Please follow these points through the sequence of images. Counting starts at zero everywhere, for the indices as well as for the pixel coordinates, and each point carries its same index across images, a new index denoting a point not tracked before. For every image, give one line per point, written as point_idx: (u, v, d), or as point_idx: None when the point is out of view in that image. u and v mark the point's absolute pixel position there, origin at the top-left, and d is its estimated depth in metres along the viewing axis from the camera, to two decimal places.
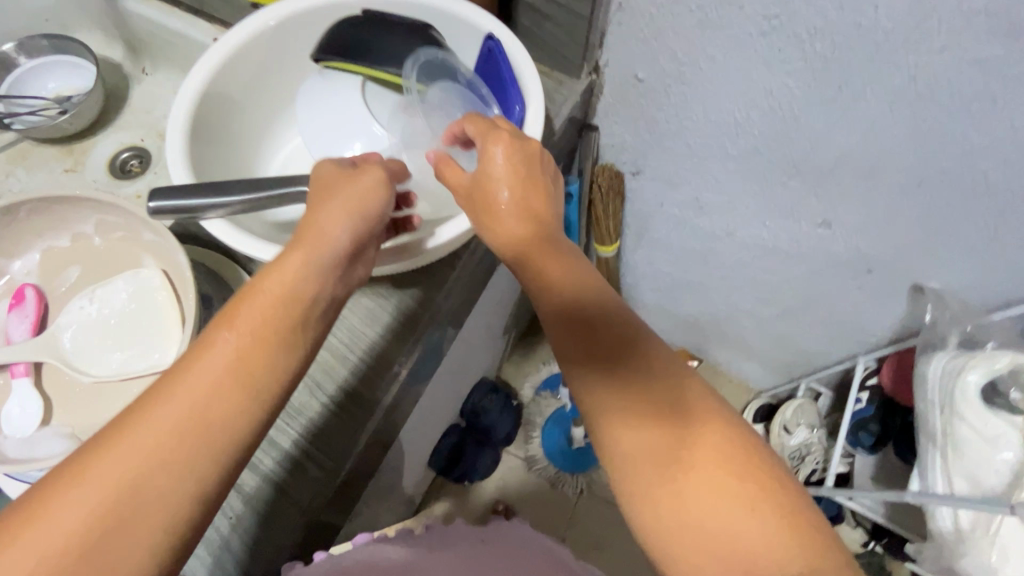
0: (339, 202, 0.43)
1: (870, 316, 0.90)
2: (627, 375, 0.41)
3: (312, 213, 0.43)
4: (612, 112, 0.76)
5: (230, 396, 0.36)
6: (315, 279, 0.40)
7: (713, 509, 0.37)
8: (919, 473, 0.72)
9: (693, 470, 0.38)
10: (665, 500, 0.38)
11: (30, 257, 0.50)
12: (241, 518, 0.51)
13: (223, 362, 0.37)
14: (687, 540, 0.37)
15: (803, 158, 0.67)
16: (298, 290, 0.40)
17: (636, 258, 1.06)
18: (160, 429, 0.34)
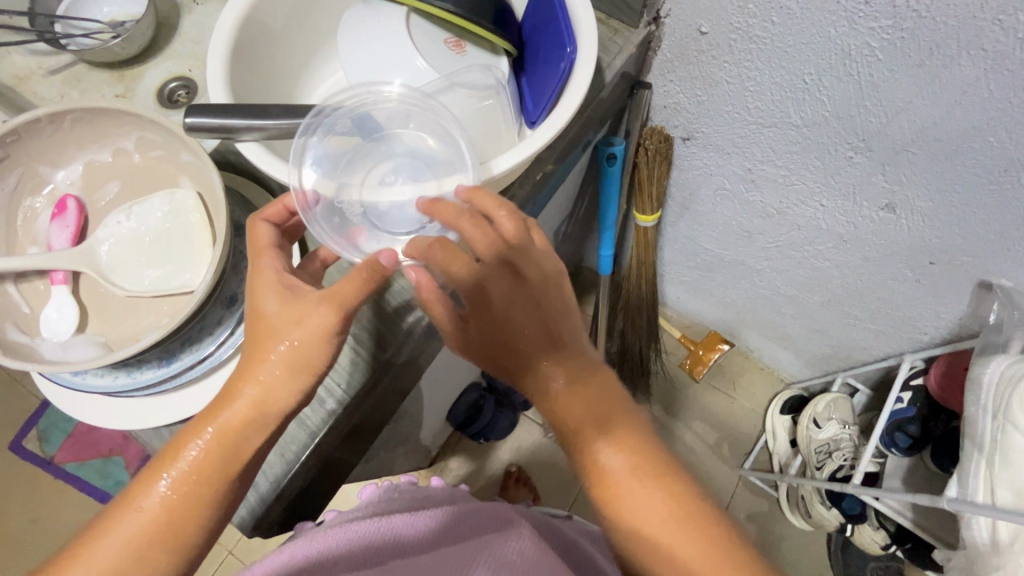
0: (288, 347, 0.42)
1: (925, 312, 0.84)
2: (594, 414, 0.48)
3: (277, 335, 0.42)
4: (668, 70, 0.72)
5: (178, 520, 0.40)
6: (281, 387, 0.42)
7: (656, 524, 0.45)
8: (958, 478, 0.68)
9: (646, 490, 0.46)
10: (621, 513, 0.46)
11: (73, 168, 0.50)
12: (281, 476, 0.51)
13: (174, 482, 0.40)
14: (639, 547, 0.45)
15: (874, 130, 0.62)
16: (267, 407, 0.42)
17: (677, 231, 1.02)
18: (132, 531, 0.39)
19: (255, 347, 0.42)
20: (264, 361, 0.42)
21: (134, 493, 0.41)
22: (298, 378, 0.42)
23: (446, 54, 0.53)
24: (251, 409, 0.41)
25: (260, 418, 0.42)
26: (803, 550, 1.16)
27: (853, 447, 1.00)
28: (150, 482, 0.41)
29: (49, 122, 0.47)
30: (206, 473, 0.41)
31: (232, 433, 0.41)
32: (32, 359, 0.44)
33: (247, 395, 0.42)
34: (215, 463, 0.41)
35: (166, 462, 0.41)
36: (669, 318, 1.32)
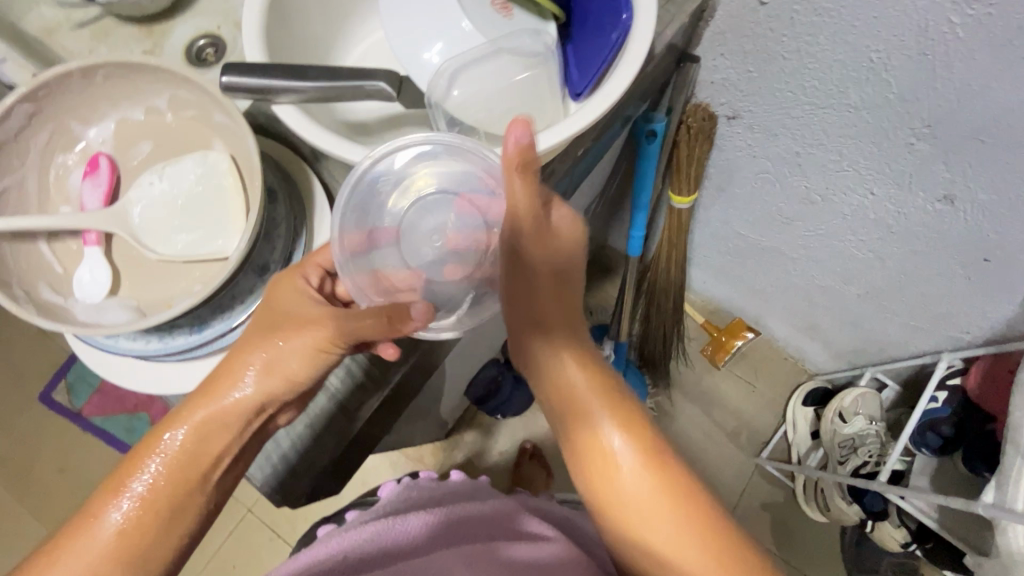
0: (262, 356, 0.43)
1: (971, 311, 0.80)
2: (605, 396, 0.50)
3: (258, 346, 0.43)
4: (720, 42, 0.67)
5: (143, 533, 0.40)
6: (257, 394, 0.43)
7: (664, 515, 0.46)
8: (996, 484, 0.65)
9: (654, 475, 0.47)
10: (630, 500, 0.47)
11: (105, 125, 0.49)
12: (304, 443, 0.51)
13: (137, 492, 0.40)
14: (647, 534, 0.46)
15: (943, 115, 0.58)
16: (240, 415, 0.43)
17: (710, 215, 0.99)
18: (97, 542, 0.39)
19: (235, 351, 0.44)
20: (247, 366, 0.43)
21: (97, 503, 0.40)
22: (274, 384, 0.43)
23: (494, 17, 0.49)
24: (211, 415, 0.42)
25: (228, 425, 0.43)
26: (815, 543, 1.16)
27: (880, 444, 0.98)
28: (110, 496, 0.40)
29: (82, 77, 0.45)
30: (167, 482, 0.41)
31: (192, 441, 0.42)
32: (66, 320, 0.43)
33: (215, 402, 0.42)
34: (178, 472, 0.41)
35: (132, 471, 0.41)
36: (693, 302, 1.29)
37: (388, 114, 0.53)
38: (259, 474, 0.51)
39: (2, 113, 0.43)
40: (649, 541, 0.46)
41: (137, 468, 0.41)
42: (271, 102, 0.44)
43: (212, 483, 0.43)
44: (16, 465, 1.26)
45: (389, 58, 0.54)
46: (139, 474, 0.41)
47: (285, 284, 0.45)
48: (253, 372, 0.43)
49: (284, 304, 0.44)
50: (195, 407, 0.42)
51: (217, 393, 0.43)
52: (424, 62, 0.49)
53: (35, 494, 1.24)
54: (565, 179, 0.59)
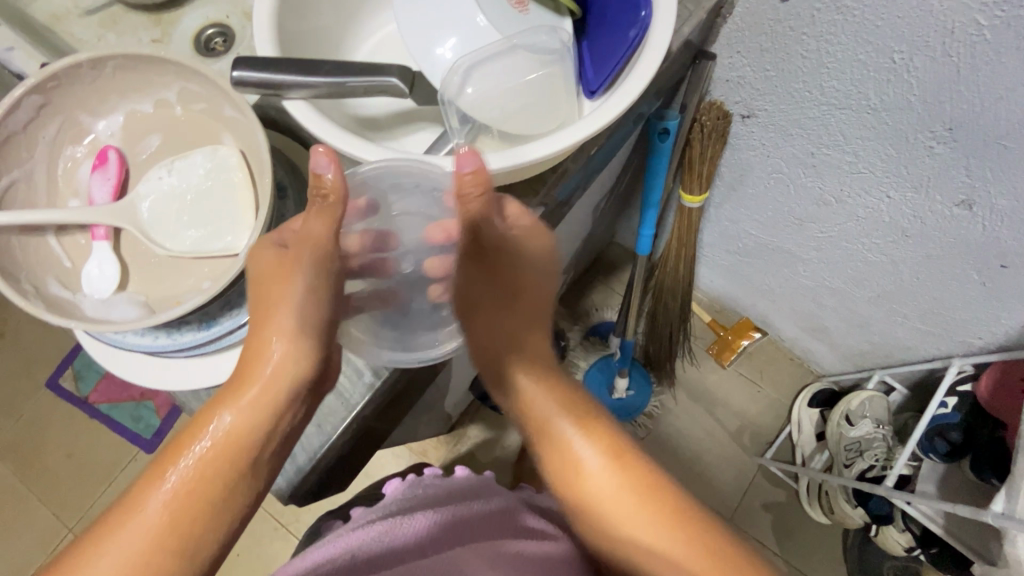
0: (290, 334, 0.43)
1: (984, 317, 0.79)
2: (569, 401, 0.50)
3: (269, 330, 0.44)
4: (737, 39, 0.66)
5: (198, 510, 0.38)
6: (296, 365, 0.43)
7: (639, 518, 0.46)
8: (1006, 493, 0.64)
9: (626, 476, 0.48)
10: (602, 504, 0.47)
11: (114, 118, 0.49)
12: (320, 451, 0.51)
13: (188, 472, 0.39)
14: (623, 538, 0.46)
15: (966, 118, 0.56)
16: (287, 385, 0.43)
17: (721, 214, 0.98)
18: (146, 528, 0.37)
19: (257, 329, 0.44)
20: (280, 338, 0.43)
21: (138, 493, 0.38)
22: (307, 356, 0.44)
23: (508, 11, 0.48)
24: (259, 400, 0.42)
25: (273, 404, 0.42)
26: (817, 544, 1.16)
27: (886, 448, 0.97)
28: (153, 482, 0.38)
29: (91, 68, 0.45)
30: (219, 464, 0.40)
31: (243, 423, 0.41)
32: (74, 315, 0.43)
33: (262, 374, 0.42)
34: (229, 457, 0.40)
35: (177, 452, 0.40)
36: (700, 301, 1.29)
37: (399, 110, 0.52)
38: (279, 479, 0.52)
39: (10, 104, 0.42)
40: (627, 543, 0.46)
41: (183, 449, 0.40)
42: (282, 97, 0.44)
43: (263, 458, 0.42)
44: (23, 451, 1.27)
45: (401, 53, 0.53)
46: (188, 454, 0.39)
47: (258, 256, 0.44)
48: (282, 350, 0.43)
49: (277, 281, 0.44)
50: (240, 390, 0.42)
51: (256, 370, 0.43)
52: (437, 58, 0.48)
53: (42, 479, 1.25)
54: (576, 177, 0.58)
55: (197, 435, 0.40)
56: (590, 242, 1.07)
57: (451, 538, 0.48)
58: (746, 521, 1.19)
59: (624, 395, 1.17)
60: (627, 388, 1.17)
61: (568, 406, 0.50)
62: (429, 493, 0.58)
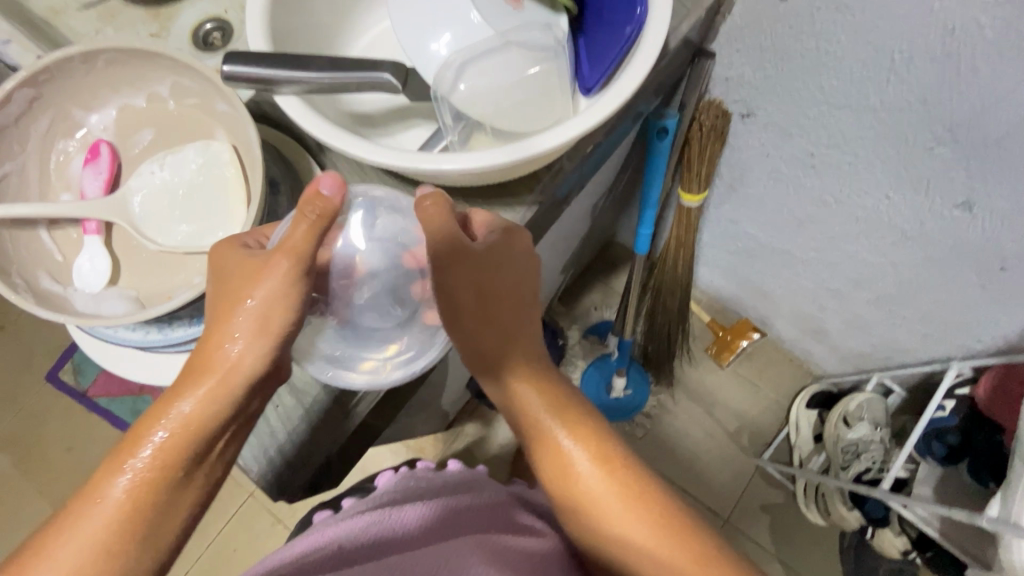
0: (248, 320, 0.39)
1: (984, 320, 0.79)
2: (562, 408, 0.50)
3: (224, 321, 0.40)
4: (737, 38, 0.66)
5: (157, 501, 0.37)
6: (258, 355, 0.39)
7: (628, 520, 0.46)
8: (1002, 497, 0.64)
9: (616, 480, 0.48)
10: (592, 508, 0.48)
11: (106, 112, 0.49)
12: (312, 446, 0.51)
13: (144, 466, 0.37)
14: (612, 539, 0.47)
15: (966, 119, 0.56)
16: (246, 375, 0.39)
17: (720, 214, 0.97)
18: (100, 523, 0.35)
19: (214, 318, 0.40)
20: (238, 325, 0.39)
21: (94, 485, 0.36)
22: (270, 345, 0.40)
23: (503, 8, 0.48)
24: (219, 388, 0.39)
25: (233, 392, 0.39)
26: (814, 545, 1.16)
27: (884, 451, 0.96)
28: (111, 472, 0.36)
29: (83, 62, 0.44)
30: (178, 454, 0.37)
31: (204, 413, 0.38)
32: (65, 309, 0.43)
33: (220, 363, 0.39)
34: (187, 447, 0.38)
35: (133, 446, 0.37)
36: (699, 301, 1.28)
37: (393, 107, 0.52)
38: (267, 474, 0.51)
39: (2, 98, 0.42)
40: (615, 542, 0.47)
41: (138, 443, 0.37)
42: (274, 93, 0.44)
43: (220, 448, 0.40)
44: (22, 443, 1.28)
45: (397, 49, 0.53)
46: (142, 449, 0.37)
47: (219, 252, 0.41)
48: (242, 337, 0.39)
49: (243, 262, 0.40)
50: (198, 378, 0.39)
51: (212, 360, 0.39)
52: (431, 54, 0.48)
53: (41, 472, 1.26)
54: (573, 175, 0.58)
55: (155, 425, 0.38)
56: (589, 241, 1.07)
57: (442, 532, 0.48)
58: (743, 521, 1.18)
59: (622, 394, 1.17)
60: (625, 387, 1.17)
61: (553, 406, 0.49)
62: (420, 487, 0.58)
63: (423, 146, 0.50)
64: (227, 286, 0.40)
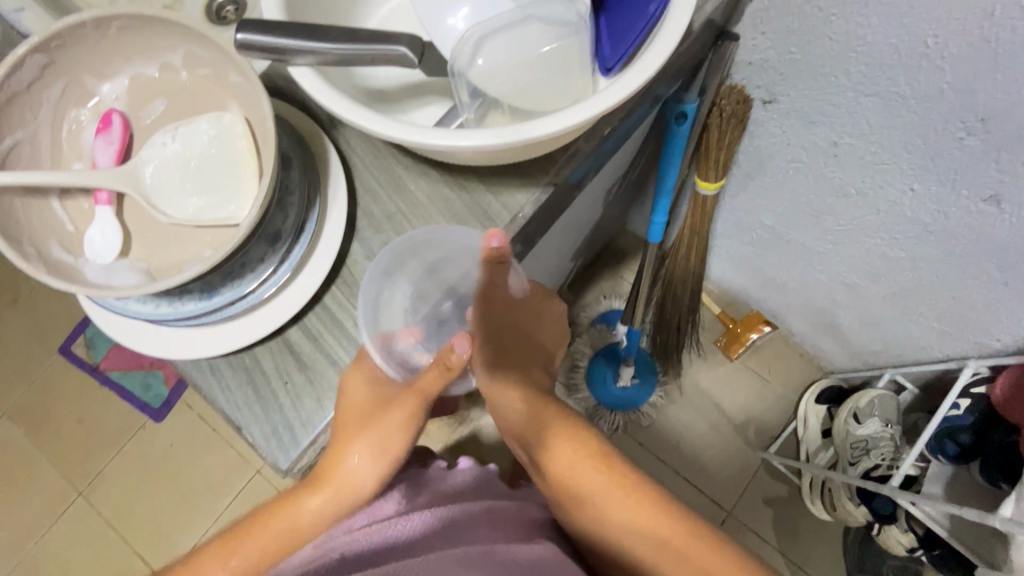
0: (368, 442, 0.45)
1: (1003, 318, 0.77)
2: (557, 415, 0.52)
3: (347, 436, 0.46)
4: (762, 20, 0.64)
5: None
6: (371, 475, 0.46)
7: (619, 501, 0.48)
8: (1016, 498, 0.62)
9: (606, 465, 0.50)
10: (588, 495, 0.49)
11: (118, 81, 0.48)
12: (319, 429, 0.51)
13: (248, 557, 0.43)
14: (606, 522, 0.48)
15: (999, 109, 0.54)
16: (359, 493, 0.45)
17: (736, 203, 0.95)
18: None
19: (340, 431, 0.47)
20: (358, 446, 0.45)
21: (209, 559, 0.43)
22: (379, 467, 0.46)
23: None
24: (331, 500, 0.45)
25: (342, 510, 0.45)
26: (816, 540, 1.16)
27: (894, 447, 0.94)
28: (221, 556, 0.43)
29: (95, 28, 0.44)
30: (283, 557, 0.43)
31: (313, 521, 0.44)
32: (76, 280, 0.43)
33: (339, 480, 0.45)
34: (290, 548, 0.43)
35: (244, 538, 0.44)
36: (710, 292, 1.27)
37: (408, 83, 0.51)
38: (275, 453, 0.50)
39: (14, 63, 0.42)
40: (607, 522, 0.48)
41: (248, 536, 0.44)
42: (288, 63, 0.43)
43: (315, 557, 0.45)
44: (36, 415, 1.30)
45: (413, 23, 0.52)
46: (252, 543, 0.43)
47: (358, 378, 0.48)
48: (362, 459, 0.45)
49: (373, 394, 0.47)
50: (318, 486, 0.45)
51: (332, 477, 0.45)
52: (448, 28, 0.47)
53: (53, 443, 1.28)
54: (589, 160, 0.56)
55: (271, 519, 0.44)
56: (601, 228, 1.06)
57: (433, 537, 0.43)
58: (747, 515, 1.18)
59: (629, 383, 1.16)
60: (632, 376, 1.15)
61: (553, 415, 0.52)
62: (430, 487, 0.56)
63: (439, 123, 0.49)
64: (353, 412, 0.47)
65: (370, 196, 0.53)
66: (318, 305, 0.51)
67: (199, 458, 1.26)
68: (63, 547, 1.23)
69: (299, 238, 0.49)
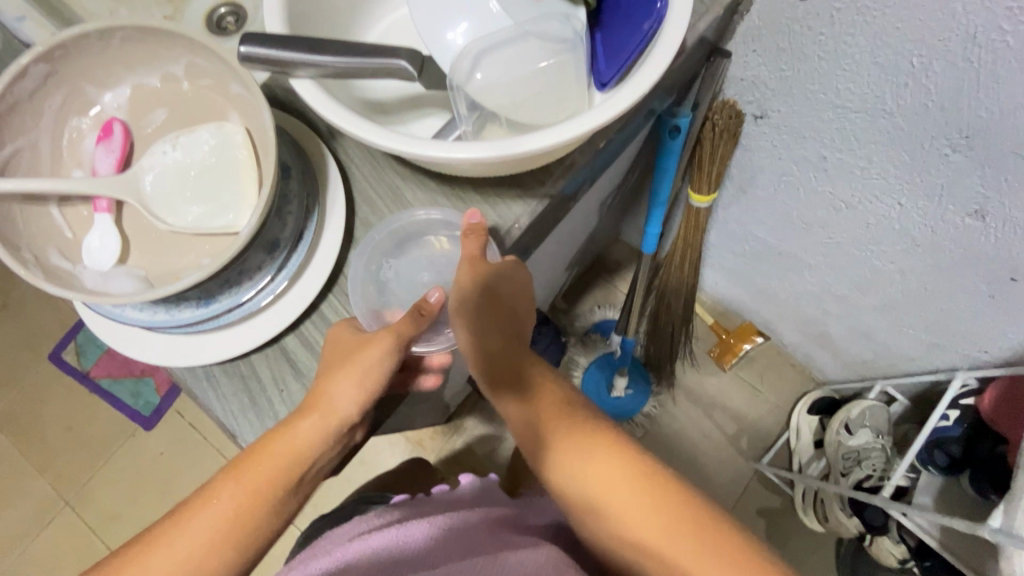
0: (351, 372, 0.45)
1: (992, 330, 0.78)
2: (563, 415, 0.53)
3: (331, 371, 0.46)
4: (753, 38, 0.66)
5: (249, 514, 0.43)
6: (357, 399, 0.45)
7: (632, 508, 0.48)
8: (1004, 508, 0.63)
9: (617, 469, 0.49)
10: (600, 500, 0.49)
11: (120, 90, 0.49)
12: None
13: (245, 487, 0.43)
14: (619, 529, 0.48)
15: (983, 127, 0.55)
16: (346, 415, 0.45)
17: (728, 215, 0.97)
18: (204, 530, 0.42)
19: (327, 365, 0.47)
20: (343, 375, 0.45)
21: (208, 491, 0.43)
22: (364, 392, 0.45)
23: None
24: (323, 424, 0.45)
25: (331, 429, 0.45)
26: (810, 551, 1.15)
27: (884, 459, 0.96)
28: (220, 489, 0.43)
29: (99, 38, 0.44)
30: (279, 478, 0.44)
31: (303, 444, 0.45)
32: (73, 286, 0.43)
33: (328, 402, 0.45)
34: (286, 470, 0.44)
35: (240, 471, 0.44)
36: (704, 302, 1.28)
37: (407, 95, 0.52)
38: None
39: (17, 72, 0.42)
40: (622, 530, 0.48)
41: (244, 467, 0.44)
42: (290, 76, 0.43)
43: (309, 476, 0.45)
44: (23, 422, 1.28)
45: (412, 37, 0.53)
46: (247, 473, 0.44)
47: (340, 327, 0.48)
48: (347, 385, 0.45)
49: (355, 335, 0.47)
50: (308, 412, 0.45)
51: (320, 403, 0.45)
52: (448, 43, 0.49)
53: (40, 452, 1.26)
54: (584, 172, 0.57)
55: (265, 450, 0.44)
56: (595, 238, 1.07)
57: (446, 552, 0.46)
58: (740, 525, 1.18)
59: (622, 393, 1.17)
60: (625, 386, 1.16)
61: (556, 413, 0.53)
62: (436, 501, 0.59)
63: (438, 134, 0.50)
64: (338, 351, 0.47)
65: (368, 205, 0.53)
66: (315, 313, 0.51)
67: (189, 467, 1.24)
68: (47, 558, 1.20)
69: (298, 246, 0.49)
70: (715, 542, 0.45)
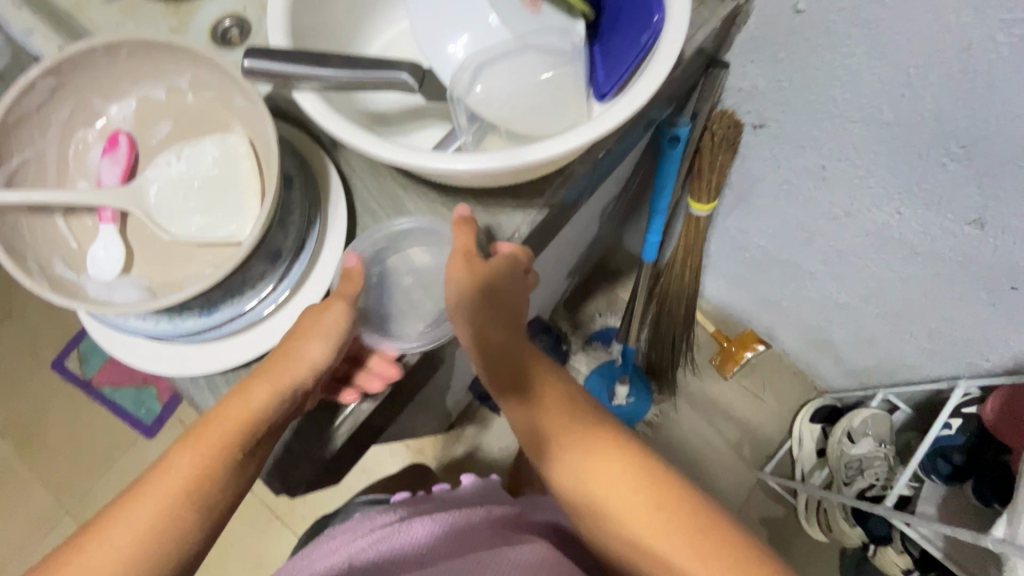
0: (309, 331, 0.46)
1: (994, 338, 0.78)
2: (568, 416, 0.53)
3: (294, 336, 0.47)
4: (751, 49, 0.66)
5: (206, 475, 0.42)
6: (317, 357, 0.46)
7: (634, 513, 0.48)
8: (1006, 518, 0.63)
9: (620, 474, 0.50)
10: (602, 504, 0.50)
11: (126, 103, 0.49)
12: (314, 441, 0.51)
13: (202, 450, 0.43)
14: (621, 532, 0.49)
15: (980, 136, 0.56)
16: (304, 372, 0.45)
17: (729, 223, 0.97)
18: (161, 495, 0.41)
19: (290, 335, 0.47)
20: (304, 333, 0.46)
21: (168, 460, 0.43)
22: (322, 346, 0.46)
23: (520, 13, 0.49)
24: (279, 385, 0.45)
25: (287, 383, 0.45)
26: (813, 561, 1.15)
27: (887, 467, 0.95)
28: (180, 456, 0.43)
29: (106, 52, 0.45)
30: (235, 437, 0.43)
31: (260, 402, 0.44)
32: (77, 296, 0.43)
33: (288, 360, 0.45)
34: (242, 428, 0.44)
35: (199, 435, 0.43)
36: (705, 310, 1.28)
37: (409, 106, 0.53)
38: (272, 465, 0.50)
39: (24, 85, 0.43)
40: (625, 534, 0.49)
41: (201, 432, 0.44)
42: (293, 88, 0.44)
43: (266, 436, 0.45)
44: (25, 430, 1.28)
45: (413, 49, 0.54)
46: (203, 436, 0.43)
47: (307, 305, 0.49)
48: (307, 342, 0.46)
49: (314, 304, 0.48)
50: (265, 371, 0.45)
51: (281, 362, 0.45)
52: (448, 55, 0.49)
53: (42, 460, 1.26)
54: (583, 181, 0.57)
55: (223, 412, 0.44)
56: (596, 246, 1.07)
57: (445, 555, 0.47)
58: None
59: (623, 403, 1.18)
60: (627, 396, 1.17)
61: (559, 415, 0.53)
62: (436, 500, 0.59)
63: (438, 145, 0.51)
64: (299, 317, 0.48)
65: (370, 215, 0.54)
66: None
67: None
68: None
69: (300, 256, 0.50)
70: (717, 550, 0.45)
